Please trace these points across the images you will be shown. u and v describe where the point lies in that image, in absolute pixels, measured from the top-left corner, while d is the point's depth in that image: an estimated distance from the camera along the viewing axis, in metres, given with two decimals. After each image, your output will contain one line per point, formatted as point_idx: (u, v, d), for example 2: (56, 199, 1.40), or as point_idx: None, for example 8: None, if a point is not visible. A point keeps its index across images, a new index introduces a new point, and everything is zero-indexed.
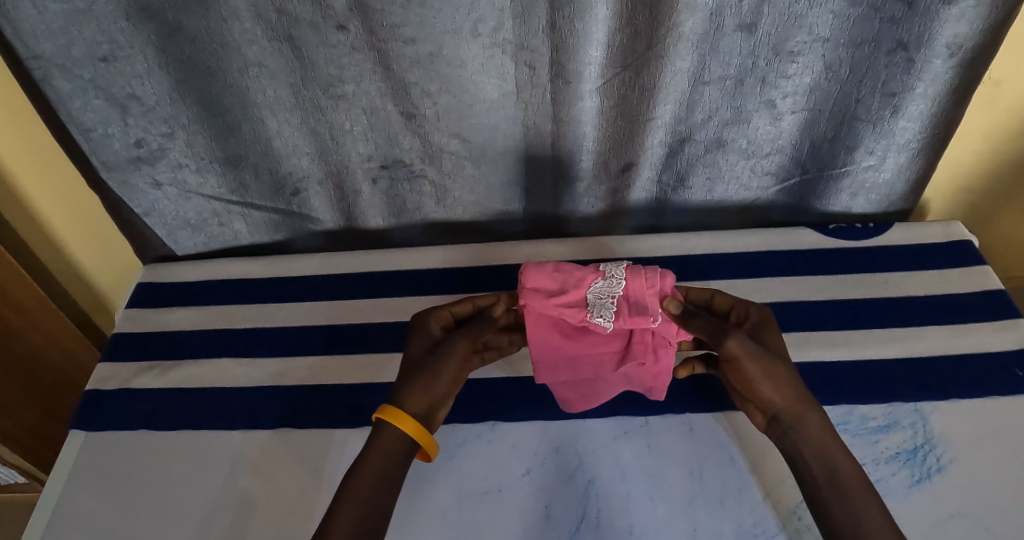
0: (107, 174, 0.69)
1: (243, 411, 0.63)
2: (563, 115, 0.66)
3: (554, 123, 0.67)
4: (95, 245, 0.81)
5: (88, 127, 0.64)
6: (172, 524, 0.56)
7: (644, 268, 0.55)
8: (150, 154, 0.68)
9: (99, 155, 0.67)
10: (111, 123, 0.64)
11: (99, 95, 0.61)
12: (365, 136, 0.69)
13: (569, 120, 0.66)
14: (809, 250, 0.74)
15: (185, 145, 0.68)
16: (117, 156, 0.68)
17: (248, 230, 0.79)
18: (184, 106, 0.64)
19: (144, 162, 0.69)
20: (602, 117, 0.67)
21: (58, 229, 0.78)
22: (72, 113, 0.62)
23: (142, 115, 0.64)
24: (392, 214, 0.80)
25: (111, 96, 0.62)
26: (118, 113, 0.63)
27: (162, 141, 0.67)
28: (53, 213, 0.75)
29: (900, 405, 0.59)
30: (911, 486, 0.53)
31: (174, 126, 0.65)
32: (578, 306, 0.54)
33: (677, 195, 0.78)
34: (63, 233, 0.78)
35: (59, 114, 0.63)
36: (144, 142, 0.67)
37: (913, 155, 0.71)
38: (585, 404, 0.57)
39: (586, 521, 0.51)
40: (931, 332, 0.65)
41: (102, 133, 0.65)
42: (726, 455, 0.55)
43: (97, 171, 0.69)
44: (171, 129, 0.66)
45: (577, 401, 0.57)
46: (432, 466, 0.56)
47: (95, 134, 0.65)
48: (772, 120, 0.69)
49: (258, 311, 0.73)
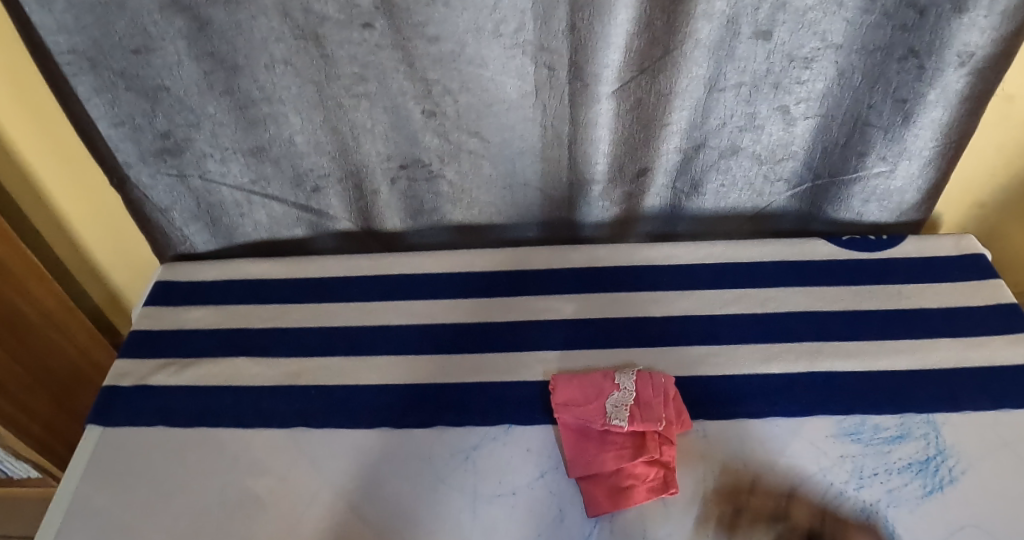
0: (135, 165, 0.70)
1: (259, 409, 0.64)
2: (581, 117, 0.66)
3: (573, 125, 0.68)
4: (113, 243, 0.82)
5: (117, 118, 0.65)
6: (186, 523, 0.56)
7: (651, 377, 0.58)
8: (175, 145, 0.69)
9: (126, 146, 0.68)
10: (140, 114, 0.65)
11: (126, 85, 0.62)
12: (385, 135, 0.69)
13: (586, 122, 0.67)
14: (822, 261, 0.74)
15: (210, 137, 0.68)
16: (145, 147, 0.69)
17: (266, 223, 0.80)
18: (210, 99, 0.64)
19: (169, 154, 0.70)
20: (619, 119, 0.67)
21: (80, 227, 0.78)
22: (101, 106, 0.64)
23: (169, 107, 0.65)
24: (409, 215, 0.81)
25: (139, 87, 0.63)
26: (146, 104, 0.64)
27: (188, 132, 0.68)
28: (71, 208, 0.76)
29: (911, 417, 0.59)
30: (924, 496, 0.52)
31: (199, 117, 0.66)
32: (597, 408, 0.56)
33: (691, 202, 0.79)
34: (83, 231, 0.79)
35: (87, 106, 0.64)
36: (171, 134, 0.68)
37: (925, 163, 0.71)
38: (613, 505, 0.51)
39: (599, 526, 0.51)
40: (943, 344, 0.65)
41: (132, 125, 0.66)
42: (739, 463, 0.55)
43: (121, 160, 0.70)
44: (196, 122, 0.67)
45: (602, 499, 0.51)
46: (447, 468, 0.56)
47: (125, 126, 0.66)
48: (785, 126, 0.69)
49: (275, 311, 0.73)
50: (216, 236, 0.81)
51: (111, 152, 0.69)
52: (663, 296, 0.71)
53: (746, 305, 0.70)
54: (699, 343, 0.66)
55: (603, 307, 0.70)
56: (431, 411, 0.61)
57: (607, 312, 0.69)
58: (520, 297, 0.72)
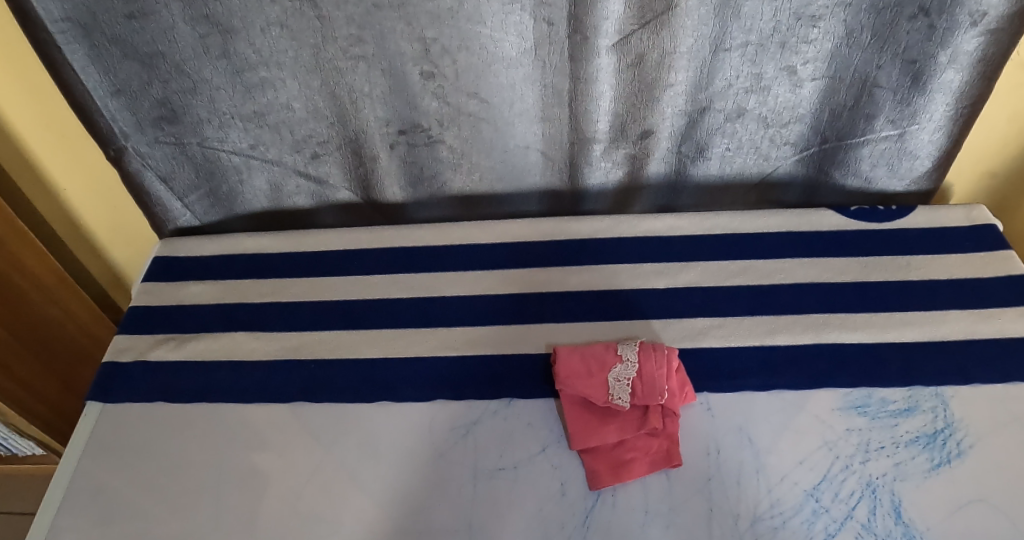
0: (135, 134, 0.70)
1: (258, 384, 0.63)
2: (581, 74, 0.64)
3: (573, 80, 0.65)
4: (114, 222, 0.81)
5: (115, 85, 0.65)
6: (187, 500, 0.55)
7: (654, 349, 0.56)
8: (172, 112, 0.68)
9: (123, 116, 0.68)
10: (137, 82, 0.65)
11: (122, 52, 0.62)
12: (383, 99, 0.68)
13: (586, 79, 0.64)
14: (830, 232, 0.73)
15: (208, 103, 0.67)
16: (143, 114, 0.68)
17: (265, 191, 0.79)
18: (206, 64, 0.63)
19: (167, 122, 0.69)
20: (620, 77, 0.65)
21: (80, 206, 0.77)
22: (98, 73, 0.63)
23: (166, 73, 0.64)
24: (409, 183, 0.79)
25: (134, 53, 0.62)
26: (143, 71, 0.64)
27: (185, 99, 0.67)
28: (70, 188, 0.74)
29: (919, 389, 0.58)
30: (930, 471, 0.52)
31: (196, 83, 0.65)
32: (599, 384, 0.55)
33: (696, 168, 0.77)
34: (83, 211, 0.77)
35: (83, 76, 0.63)
36: (169, 101, 0.67)
37: (937, 127, 0.69)
38: (614, 479, 0.51)
39: (601, 500, 0.50)
40: (952, 316, 0.64)
41: (130, 93, 0.66)
42: (744, 436, 0.54)
43: (120, 130, 0.69)
44: (193, 88, 0.65)
45: (605, 475, 0.51)
46: (448, 442, 0.56)
47: (123, 94, 0.66)
48: (792, 87, 0.67)
49: (274, 286, 0.72)
50: (216, 207, 0.81)
51: (108, 124, 0.68)
52: (667, 268, 0.69)
53: (751, 277, 0.68)
54: (703, 316, 0.64)
55: (606, 279, 0.69)
56: (432, 385, 0.60)
57: (610, 284, 0.68)
58: (522, 269, 0.70)
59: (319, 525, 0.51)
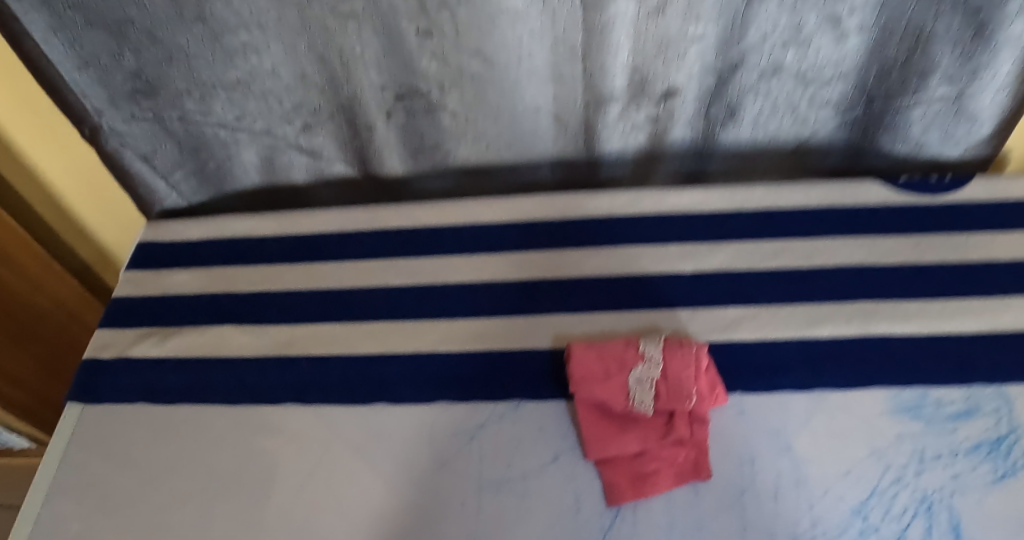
0: (111, 111, 0.64)
1: (248, 383, 0.58)
2: (595, 23, 0.56)
3: (587, 32, 0.57)
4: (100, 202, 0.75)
5: (83, 59, 0.59)
6: (172, 510, 0.51)
7: (681, 346, 0.50)
8: (149, 86, 0.62)
9: (93, 91, 0.62)
10: (107, 53, 0.59)
11: (87, 20, 0.56)
12: (378, 62, 0.60)
13: (600, 29, 0.56)
14: (876, 208, 0.65)
15: (186, 73, 0.61)
16: (117, 89, 0.62)
17: (255, 166, 0.73)
18: (182, 29, 0.57)
19: (143, 96, 0.64)
20: (640, 26, 0.56)
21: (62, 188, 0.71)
22: (64, 45, 0.58)
23: (138, 42, 0.58)
24: (409, 154, 0.72)
25: (101, 21, 0.56)
26: (113, 40, 0.58)
27: (161, 70, 0.61)
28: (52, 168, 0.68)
29: (981, 389, 0.51)
30: (994, 483, 0.46)
31: (172, 52, 0.59)
32: (619, 386, 0.49)
33: (725, 132, 0.69)
34: (69, 193, 0.72)
35: (47, 49, 0.58)
36: (144, 74, 0.61)
37: (1005, 86, 0.60)
38: (636, 494, 0.46)
39: (620, 517, 0.46)
40: (1018, 303, 0.56)
41: (102, 66, 0.60)
42: (781, 443, 0.49)
43: (95, 107, 0.64)
44: (168, 56, 0.60)
45: (626, 489, 0.46)
46: (450, 449, 0.51)
47: (95, 68, 0.60)
48: (835, 41, 0.58)
49: (265, 273, 0.67)
50: (204, 185, 0.75)
51: (79, 100, 0.63)
52: (692, 250, 0.62)
53: (787, 259, 0.61)
54: (733, 305, 0.58)
55: (625, 263, 0.62)
56: (433, 384, 0.55)
57: (629, 269, 0.62)
58: (531, 252, 0.64)
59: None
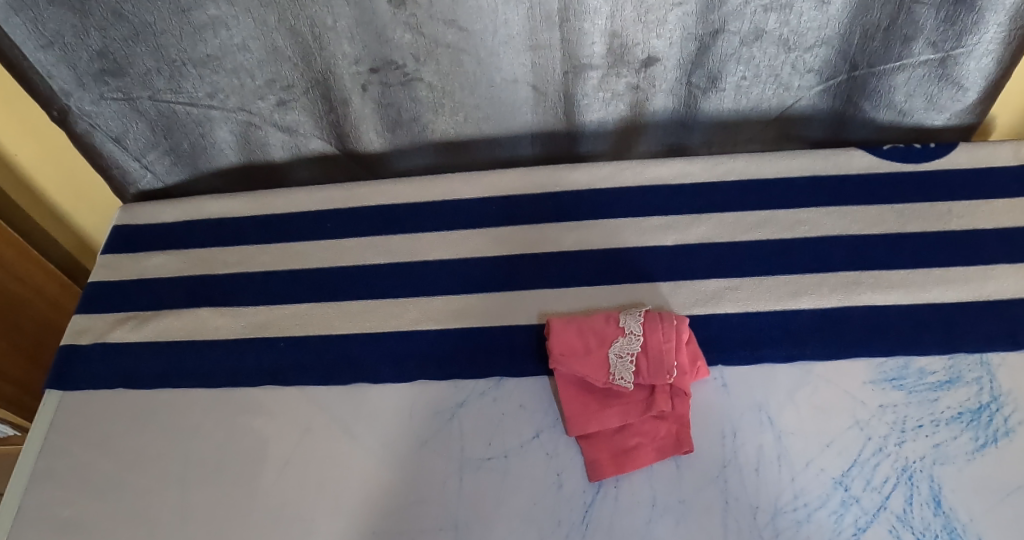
0: (77, 93, 0.61)
1: (225, 367, 0.57)
2: None
3: None
4: (72, 186, 0.73)
5: (43, 38, 0.56)
6: (152, 498, 0.50)
7: (661, 319, 0.50)
8: (116, 65, 0.59)
9: (59, 72, 0.59)
10: (69, 30, 0.56)
11: None
12: (351, 34, 0.58)
13: None
14: (862, 176, 0.64)
15: (153, 48, 0.58)
16: (82, 68, 0.59)
17: (229, 144, 0.70)
18: (145, 3, 0.54)
19: (111, 75, 0.60)
20: None
21: (32, 170, 0.70)
22: (23, 23, 0.54)
23: (101, 19, 0.55)
24: (387, 128, 0.69)
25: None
26: (74, 17, 0.55)
27: (126, 46, 0.58)
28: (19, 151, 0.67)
29: (962, 357, 0.51)
30: (974, 452, 0.46)
31: (137, 27, 0.56)
32: (599, 361, 0.49)
33: (708, 100, 0.67)
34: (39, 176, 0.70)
35: (6, 28, 0.55)
36: (110, 52, 0.58)
37: (990, 51, 0.59)
38: (616, 469, 0.46)
39: (602, 493, 0.45)
40: (1000, 272, 0.56)
41: (64, 46, 0.57)
42: (764, 416, 0.48)
43: (59, 89, 0.60)
44: (135, 33, 0.57)
45: (607, 465, 0.46)
46: (431, 429, 0.50)
47: (57, 48, 0.57)
48: (818, 4, 0.56)
49: (241, 254, 0.65)
50: (179, 165, 0.72)
51: (45, 82, 0.60)
52: (675, 222, 0.61)
53: (771, 230, 0.60)
54: (715, 277, 0.57)
55: (607, 237, 0.61)
56: (413, 364, 0.54)
57: (611, 243, 0.60)
58: (511, 228, 0.63)
59: (291, 525, 0.47)
